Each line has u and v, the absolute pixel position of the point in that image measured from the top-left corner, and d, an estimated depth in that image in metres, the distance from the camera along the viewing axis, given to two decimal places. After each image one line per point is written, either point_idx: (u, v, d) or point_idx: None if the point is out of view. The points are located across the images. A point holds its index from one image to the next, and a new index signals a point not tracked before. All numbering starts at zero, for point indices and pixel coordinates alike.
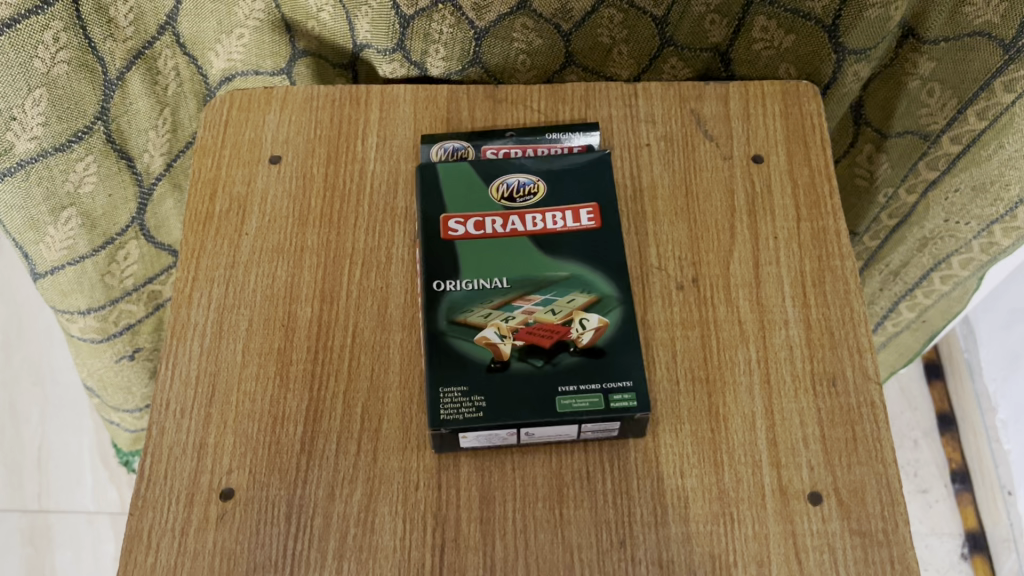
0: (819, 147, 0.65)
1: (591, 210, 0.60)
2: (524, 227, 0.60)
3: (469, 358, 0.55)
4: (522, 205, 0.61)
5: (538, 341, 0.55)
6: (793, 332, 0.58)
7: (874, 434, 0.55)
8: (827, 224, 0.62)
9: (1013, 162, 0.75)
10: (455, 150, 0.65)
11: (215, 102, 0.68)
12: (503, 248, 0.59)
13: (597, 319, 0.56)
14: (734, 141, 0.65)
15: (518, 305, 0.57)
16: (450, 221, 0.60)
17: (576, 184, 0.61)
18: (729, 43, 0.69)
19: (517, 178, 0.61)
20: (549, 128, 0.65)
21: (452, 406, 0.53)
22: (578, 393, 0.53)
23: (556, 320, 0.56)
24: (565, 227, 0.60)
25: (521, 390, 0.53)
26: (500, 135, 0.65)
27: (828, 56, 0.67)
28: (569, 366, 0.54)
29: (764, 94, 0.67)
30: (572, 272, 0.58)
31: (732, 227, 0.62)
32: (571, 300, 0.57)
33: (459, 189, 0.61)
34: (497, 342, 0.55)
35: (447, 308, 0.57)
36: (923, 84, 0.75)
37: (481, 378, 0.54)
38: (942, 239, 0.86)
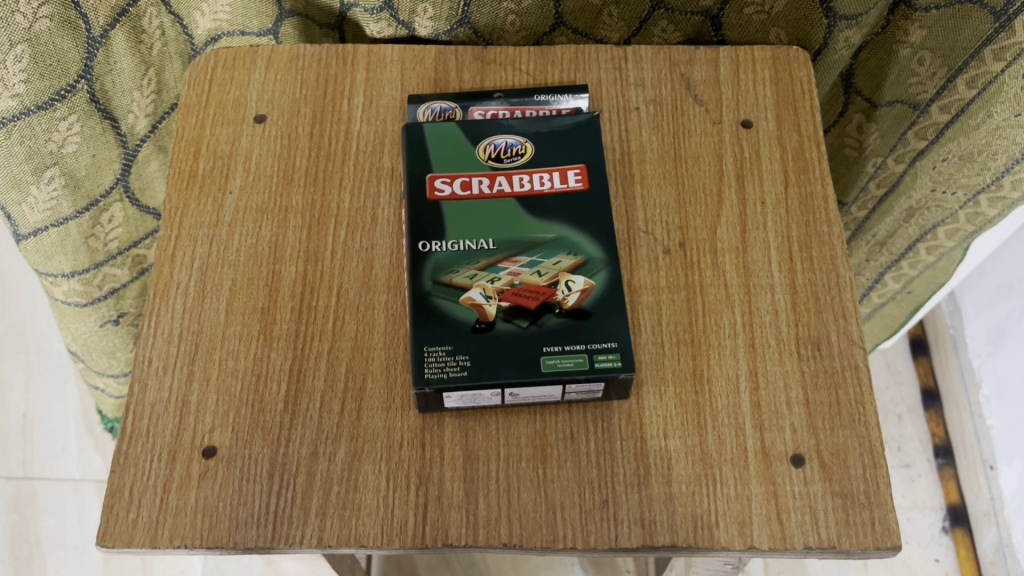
0: (809, 112, 0.65)
1: (578, 171, 0.60)
2: (511, 188, 0.60)
3: (454, 318, 0.54)
4: (509, 166, 0.60)
5: (523, 302, 0.55)
6: (779, 296, 0.58)
7: (858, 397, 0.55)
8: (815, 190, 0.62)
9: (1002, 131, 0.75)
10: (442, 111, 0.64)
11: (200, 60, 0.68)
12: (489, 210, 0.59)
13: (583, 281, 0.56)
14: (723, 105, 0.65)
15: (503, 266, 0.57)
16: (437, 181, 0.59)
17: (564, 146, 0.61)
18: (720, 7, 0.68)
19: (504, 139, 0.61)
20: (538, 90, 0.65)
21: (436, 365, 0.53)
22: (563, 353, 0.53)
23: (542, 281, 0.56)
24: (553, 189, 0.60)
25: (506, 351, 0.53)
26: (487, 96, 0.65)
27: (819, 21, 0.67)
28: (554, 327, 0.54)
29: (755, 59, 0.67)
30: (559, 234, 0.58)
31: (720, 192, 0.62)
32: (557, 262, 0.57)
33: (446, 150, 0.61)
34: (483, 302, 0.55)
35: (433, 268, 0.56)
36: (914, 53, 0.75)
37: (466, 339, 0.53)
38: (928, 209, 0.86)
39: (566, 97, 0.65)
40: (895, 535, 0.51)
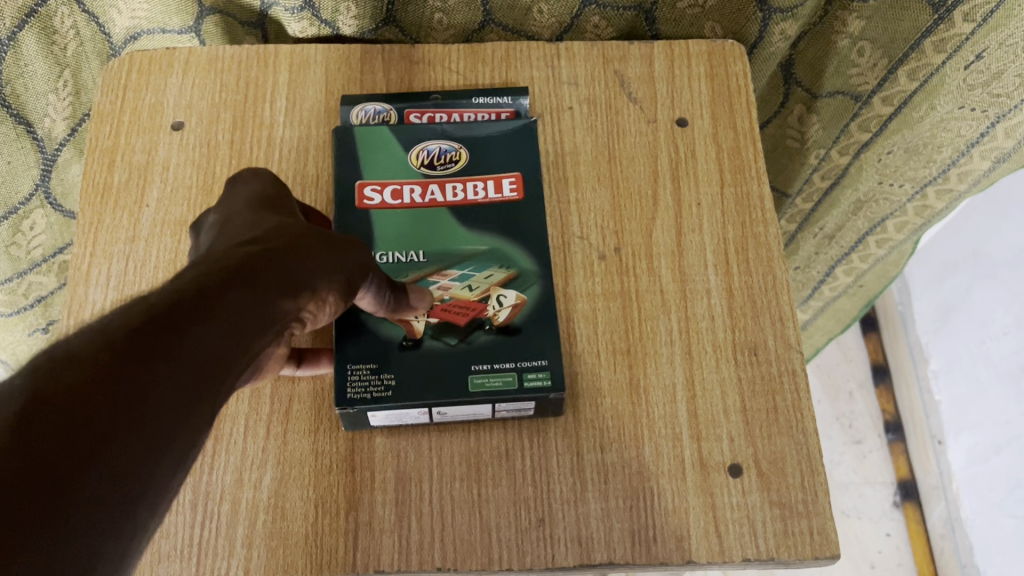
0: (745, 109, 0.64)
1: (514, 179, 0.58)
2: (443, 198, 0.58)
3: (379, 335, 0.52)
4: (442, 173, 0.58)
5: (452, 318, 0.53)
6: (715, 301, 0.57)
7: (795, 403, 0.54)
8: (751, 189, 0.61)
9: (945, 123, 0.77)
10: (377, 113, 0.62)
11: (113, 64, 0.64)
12: (421, 220, 0.57)
13: (516, 296, 0.54)
14: (658, 104, 0.64)
15: (434, 281, 0.55)
16: (366, 189, 0.57)
17: (499, 154, 0.59)
18: (654, 2, 0.66)
19: (438, 145, 0.59)
20: (477, 93, 0.63)
21: (360, 384, 0.51)
22: (491, 372, 0.52)
23: (472, 296, 0.54)
24: (486, 198, 0.58)
25: (433, 371, 0.51)
26: (424, 98, 0.63)
27: (754, 14, 0.66)
28: (484, 344, 0.52)
29: (690, 54, 0.65)
30: (493, 246, 0.56)
31: (655, 194, 0.61)
32: (489, 276, 0.55)
33: (378, 155, 0.59)
34: (410, 318, 0.53)
35: None
36: (853, 43, 0.73)
37: (392, 357, 0.52)
38: (876, 202, 0.88)
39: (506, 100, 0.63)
40: (834, 544, 0.51)
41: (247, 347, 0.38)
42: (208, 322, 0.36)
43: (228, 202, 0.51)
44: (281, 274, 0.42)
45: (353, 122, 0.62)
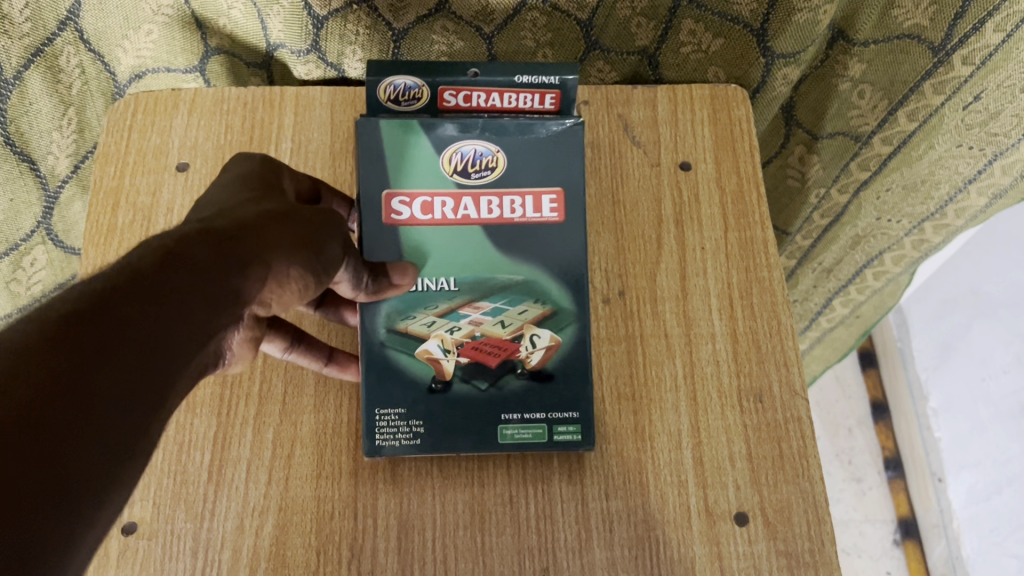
0: (748, 154, 0.64)
1: (553, 197, 0.55)
2: (477, 213, 0.54)
3: (410, 376, 0.53)
4: (477, 182, 0.54)
5: (483, 359, 0.53)
6: (720, 346, 0.57)
7: (801, 451, 0.54)
8: (755, 234, 0.61)
9: (944, 161, 0.78)
10: (407, 89, 0.53)
11: (118, 104, 0.64)
12: (454, 239, 0.54)
13: (550, 337, 0.54)
14: (661, 148, 0.64)
15: (464, 313, 0.54)
16: (395, 200, 0.54)
17: (541, 163, 0.54)
18: (657, 47, 0.67)
19: (473, 148, 0.53)
20: (518, 65, 0.53)
21: (388, 431, 0.52)
22: (522, 423, 0.53)
23: (505, 334, 0.53)
24: (525, 217, 0.54)
25: (464, 418, 0.53)
26: (460, 71, 0.53)
27: (756, 60, 0.66)
28: (514, 391, 0.53)
29: (693, 99, 0.66)
30: (528, 275, 0.54)
31: (659, 238, 0.61)
32: (523, 312, 0.54)
33: (407, 160, 0.53)
34: (440, 358, 0.53)
35: (387, 313, 0.53)
36: (854, 86, 0.74)
37: (422, 402, 0.53)
38: (873, 237, 0.88)
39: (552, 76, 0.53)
40: None
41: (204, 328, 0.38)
42: (160, 297, 0.36)
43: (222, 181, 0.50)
44: (229, 253, 0.40)
45: (380, 99, 0.53)
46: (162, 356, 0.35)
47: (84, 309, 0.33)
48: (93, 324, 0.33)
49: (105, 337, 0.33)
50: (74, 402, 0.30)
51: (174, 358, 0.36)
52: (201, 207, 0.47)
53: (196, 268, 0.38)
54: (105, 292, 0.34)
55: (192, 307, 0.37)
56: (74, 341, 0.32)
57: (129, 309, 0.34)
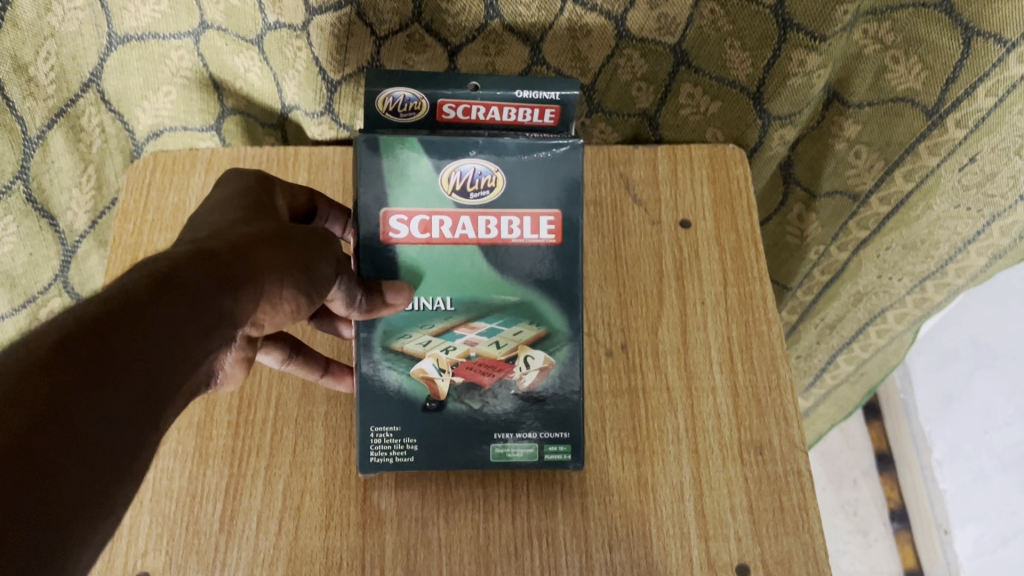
0: (746, 212, 0.66)
1: (552, 220, 0.53)
2: (475, 234, 0.53)
3: (405, 395, 0.55)
4: (474, 203, 0.52)
5: (477, 379, 0.55)
6: (720, 399, 0.58)
7: (801, 503, 0.55)
8: (754, 289, 0.63)
9: (942, 221, 0.80)
10: (406, 101, 0.53)
11: (138, 164, 0.67)
12: (450, 259, 0.53)
13: (543, 359, 0.55)
14: (662, 206, 0.66)
15: (459, 333, 0.54)
16: (392, 219, 0.52)
17: (541, 184, 0.52)
18: (657, 109, 0.70)
19: (473, 167, 0.51)
20: (518, 80, 0.53)
21: (382, 448, 0.55)
22: (514, 443, 0.56)
23: (499, 354, 0.55)
24: (521, 238, 0.53)
25: (457, 437, 0.55)
26: (461, 84, 0.53)
27: (753, 121, 0.68)
28: (506, 411, 0.55)
29: (692, 158, 0.68)
30: (524, 297, 0.54)
31: (660, 293, 0.63)
32: (517, 332, 0.55)
33: (407, 181, 0.51)
34: (434, 377, 0.55)
35: (384, 332, 0.54)
36: (850, 146, 0.76)
37: (416, 421, 0.55)
38: (876, 294, 0.90)
39: (552, 92, 0.54)
40: None
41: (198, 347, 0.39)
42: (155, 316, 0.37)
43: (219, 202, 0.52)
44: (221, 276, 0.41)
45: (380, 110, 0.53)
46: (154, 380, 0.36)
47: (78, 336, 0.34)
48: (87, 351, 0.34)
49: (98, 363, 0.34)
50: (67, 429, 0.32)
51: (165, 381, 0.37)
52: (197, 227, 0.48)
53: (189, 293, 0.39)
54: (99, 317, 0.35)
55: (185, 332, 0.38)
56: (68, 367, 0.33)
57: (122, 335, 0.35)
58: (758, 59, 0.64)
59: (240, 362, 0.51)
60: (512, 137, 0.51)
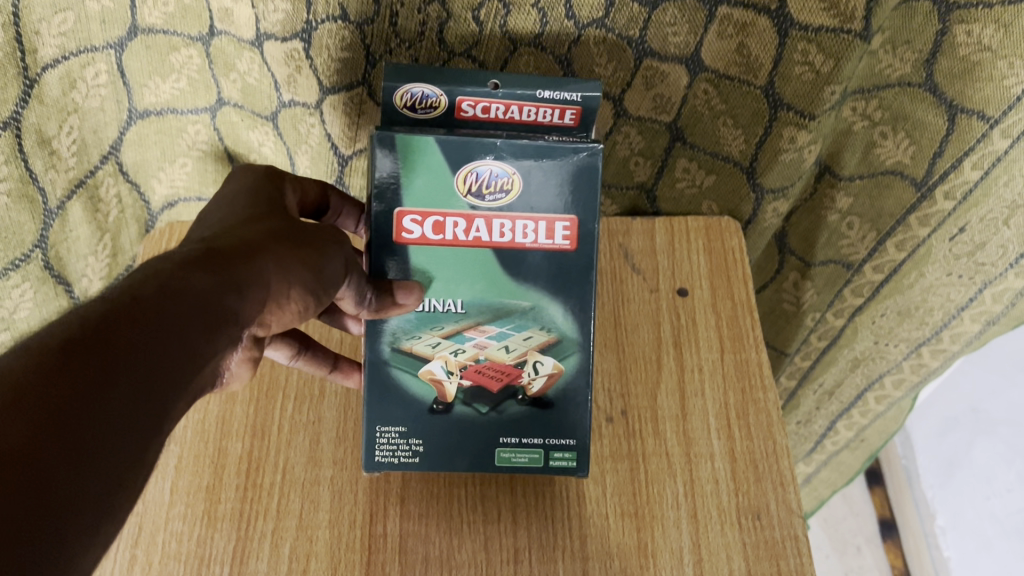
0: (742, 282, 0.68)
1: (567, 225, 0.55)
2: (488, 236, 0.54)
3: (413, 396, 0.57)
4: (489, 205, 0.54)
5: (485, 383, 0.57)
6: (718, 465, 0.60)
7: (799, 568, 0.55)
8: (749, 357, 0.64)
9: (935, 288, 0.82)
10: (425, 97, 0.55)
11: (154, 234, 0.70)
12: (464, 260, 0.55)
13: (552, 364, 0.57)
14: (660, 275, 0.69)
15: (469, 336, 0.56)
16: (406, 220, 0.53)
17: (556, 189, 0.54)
18: (654, 182, 0.73)
19: (489, 169, 0.52)
20: (540, 81, 0.56)
21: (387, 448, 0.57)
22: (519, 448, 0.58)
23: (508, 360, 0.56)
24: (536, 242, 0.55)
25: (462, 439, 0.58)
26: (481, 82, 0.56)
27: (747, 195, 0.71)
28: (512, 416, 0.57)
29: (689, 230, 0.71)
30: (536, 303, 0.56)
31: (659, 360, 0.65)
32: (527, 337, 0.57)
33: (423, 181, 0.53)
34: (443, 380, 0.57)
35: (393, 333, 0.56)
36: (843, 217, 0.79)
37: (423, 421, 0.57)
38: (872, 360, 0.91)
39: (572, 93, 0.56)
40: None
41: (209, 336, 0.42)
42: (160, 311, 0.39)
43: (231, 198, 0.54)
44: (224, 274, 0.44)
45: (397, 105, 0.55)
46: (160, 372, 0.38)
47: (79, 336, 0.36)
48: (87, 349, 0.36)
49: (100, 358, 0.36)
50: (67, 426, 0.33)
51: (172, 371, 0.39)
52: (208, 226, 0.51)
53: (191, 291, 0.41)
54: (100, 318, 0.37)
55: (191, 329, 0.41)
56: (69, 366, 0.35)
57: (121, 331, 0.37)
58: (750, 136, 0.67)
59: (246, 361, 0.54)
60: (530, 142, 0.52)
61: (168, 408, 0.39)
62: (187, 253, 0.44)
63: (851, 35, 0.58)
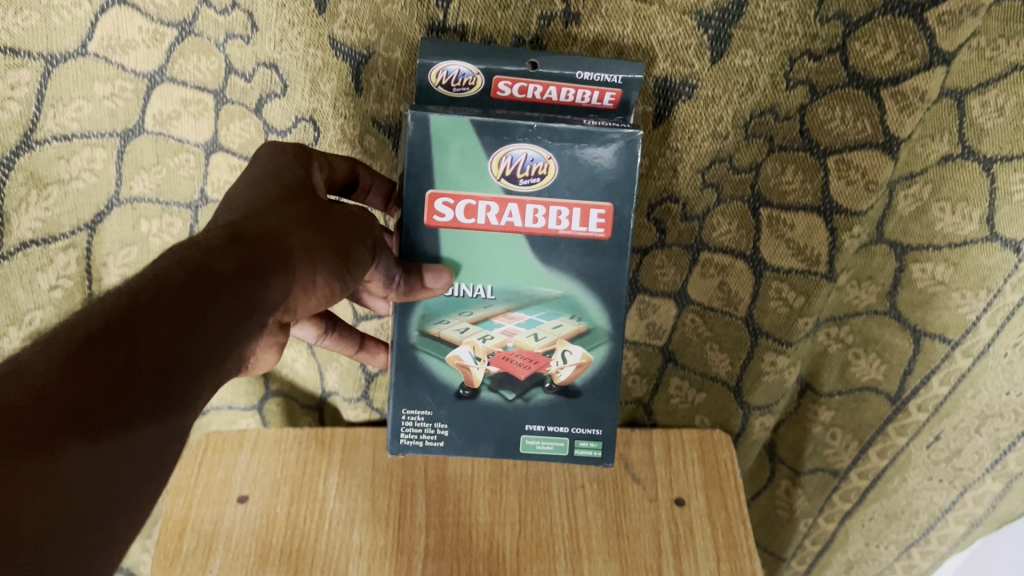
0: (734, 492, 0.74)
1: (602, 213, 0.58)
2: (521, 221, 0.58)
3: (442, 379, 0.63)
4: (524, 189, 0.57)
5: (513, 369, 0.63)
6: None
7: None
8: (744, 565, 0.69)
9: (918, 492, 0.87)
10: (460, 76, 0.57)
11: (192, 444, 0.76)
12: (495, 244, 0.59)
13: (580, 355, 0.63)
14: (659, 485, 0.74)
15: (497, 323, 0.62)
16: (439, 202, 0.57)
17: (589, 181, 0.57)
18: (651, 397, 0.82)
19: (524, 153, 0.56)
20: (583, 62, 0.57)
21: (413, 431, 0.64)
22: (544, 436, 0.65)
23: (536, 347, 0.62)
24: (570, 230, 0.58)
25: (488, 429, 0.65)
26: (520, 62, 0.57)
27: (736, 410, 0.79)
28: (536, 403, 0.64)
29: (684, 441, 0.78)
30: (566, 291, 0.61)
31: (659, 567, 0.68)
32: (557, 327, 0.62)
33: (456, 164, 0.56)
34: (470, 365, 0.63)
35: (422, 316, 0.62)
36: (826, 429, 0.85)
37: (448, 405, 0.64)
38: (865, 562, 0.95)
39: (616, 76, 0.57)
40: None
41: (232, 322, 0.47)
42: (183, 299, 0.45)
43: (263, 174, 0.57)
44: (249, 263, 0.49)
45: (432, 83, 0.58)
46: (185, 357, 0.45)
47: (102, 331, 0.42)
48: (109, 344, 0.42)
49: (121, 351, 0.42)
50: (92, 413, 0.40)
51: (198, 355, 0.45)
52: (241, 203, 0.55)
53: (214, 281, 0.47)
54: (122, 314, 0.43)
55: (214, 321, 0.46)
56: (94, 353, 0.41)
57: (142, 325, 0.43)
58: (735, 358, 0.75)
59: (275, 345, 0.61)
60: (567, 127, 0.56)
61: (197, 386, 0.45)
62: (213, 241, 0.49)
63: (818, 276, 0.67)
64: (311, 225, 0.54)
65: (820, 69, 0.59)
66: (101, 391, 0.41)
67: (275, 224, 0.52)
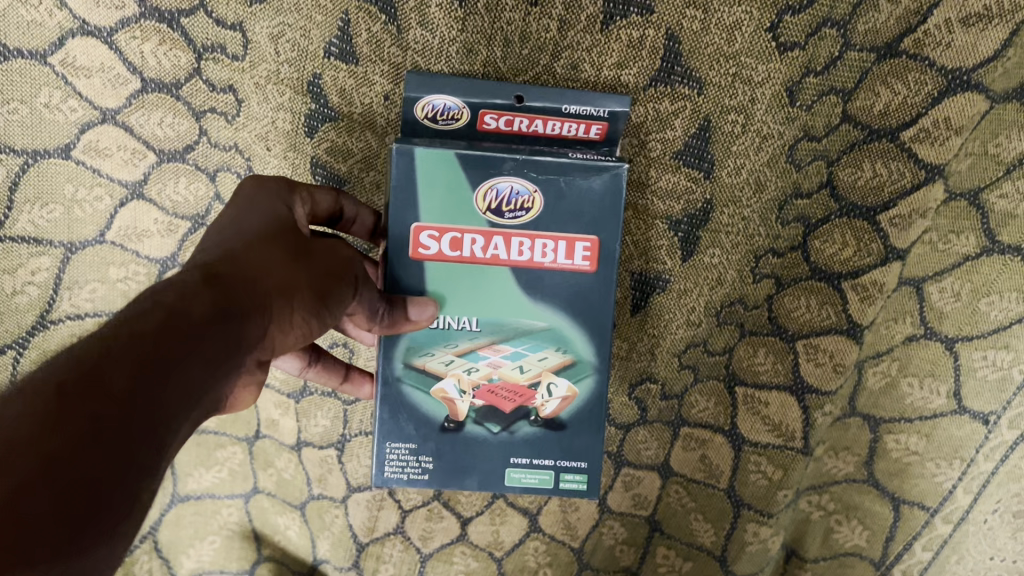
0: None
1: (586, 246, 0.58)
2: (506, 254, 0.58)
3: (426, 411, 0.60)
4: (509, 223, 0.57)
5: (499, 403, 0.60)
6: None
7: None
8: None
9: None
10: (447, 109, 0.59)
11: None
12: (480, 277, 0.58)
13: (566, 387, 0.61)
14: None
15: (483, 355, 0.59)
16: (425, 234, 0.57)
17: (573, 216, 0.58)
18: (638, 565, 0.82)
19: (509, 186, 0.57)
20: (568, 96, 0.60)
21: (399, 464, 0.61)
22: (530, 469, 0.62)
23: (521, 380, 0.60)
24: (555, 262, 0.58)
25: (474, 462, 0.61)
26: (506, 96, 0.59)
27: None
28: (522, 436, 0.61)
29: None
30: (551, 323, 0.59)
31: None
32: (543, 359, 0.60)
33: (442, 194, 0.57)
34: (455, 398, 0.60)
35: (407, 349, 0.59)
36: None
37: (434, 440, 0.61)
38: None
39: (601, 109, 0.60)
40: None
41: (209, 366, 0.43)
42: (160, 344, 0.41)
43: (240, 205, 0.53)
44: (229, 304, 0.45)
45: (418, 116, 0.59)
46: (160, 405, 0.40)
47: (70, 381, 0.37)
48: (80, 396, 0.37)
49: (94, 403, 0.37)
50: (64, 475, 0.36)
51: (173, 405, 0.41)
52: (216, 234, 0.51)
53: (190, 326, 0.43)
54: (93, 363, 0.38)
55: (192, 366, 0.42)
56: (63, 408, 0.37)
57: (114, 374, 0.39)
58: (719, 528, 0.76)
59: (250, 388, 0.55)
60: (552, 161, 0.57)
61: (172, 434, 0.41)
62: (189, 282, 0.45)
63: (794, 451, 0.70)
64: (291, 259, 0.50)
65: (784, 264, 0.65)
66: (72, 448, 0.36)
67: (255, 260, 0.49)
